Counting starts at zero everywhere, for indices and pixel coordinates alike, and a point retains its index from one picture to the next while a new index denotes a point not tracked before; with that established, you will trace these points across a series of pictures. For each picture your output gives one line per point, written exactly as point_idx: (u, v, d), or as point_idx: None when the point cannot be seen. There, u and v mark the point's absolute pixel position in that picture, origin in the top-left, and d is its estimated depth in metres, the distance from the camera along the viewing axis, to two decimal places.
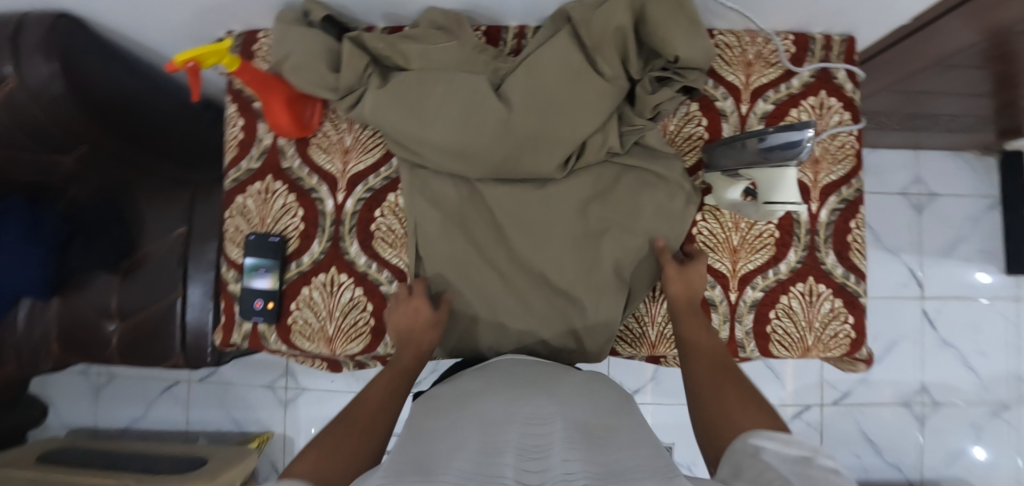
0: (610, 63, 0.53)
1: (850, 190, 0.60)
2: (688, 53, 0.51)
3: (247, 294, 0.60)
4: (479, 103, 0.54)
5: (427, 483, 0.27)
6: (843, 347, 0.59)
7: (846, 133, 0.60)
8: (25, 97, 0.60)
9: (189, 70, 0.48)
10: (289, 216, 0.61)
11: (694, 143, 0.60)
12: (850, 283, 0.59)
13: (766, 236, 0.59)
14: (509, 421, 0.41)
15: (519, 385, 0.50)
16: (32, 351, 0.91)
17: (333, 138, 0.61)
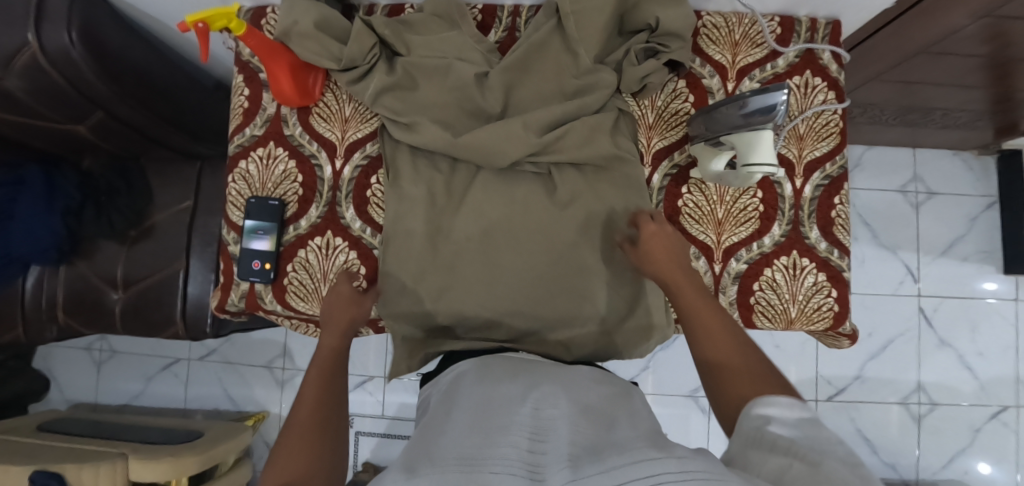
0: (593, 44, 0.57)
1: (834, 167, 0.61)
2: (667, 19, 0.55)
3: (245, 255, 0.62)
4: (469, 108, 0.59)
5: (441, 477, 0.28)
6: (826, 320, 0.60)
7: (830, 112, 0.62)
8: (47, 61, 0.64)
9: (199, 31, 0.50)
10: (289, 181, 0.63)
11: (681, 118, 0.62)
12: (833, 258, 0.60)
13: (749, 209, 0.60)
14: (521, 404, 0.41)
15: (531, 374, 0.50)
16: (37, 318, 0.94)
17: (333, 108, 0.64)
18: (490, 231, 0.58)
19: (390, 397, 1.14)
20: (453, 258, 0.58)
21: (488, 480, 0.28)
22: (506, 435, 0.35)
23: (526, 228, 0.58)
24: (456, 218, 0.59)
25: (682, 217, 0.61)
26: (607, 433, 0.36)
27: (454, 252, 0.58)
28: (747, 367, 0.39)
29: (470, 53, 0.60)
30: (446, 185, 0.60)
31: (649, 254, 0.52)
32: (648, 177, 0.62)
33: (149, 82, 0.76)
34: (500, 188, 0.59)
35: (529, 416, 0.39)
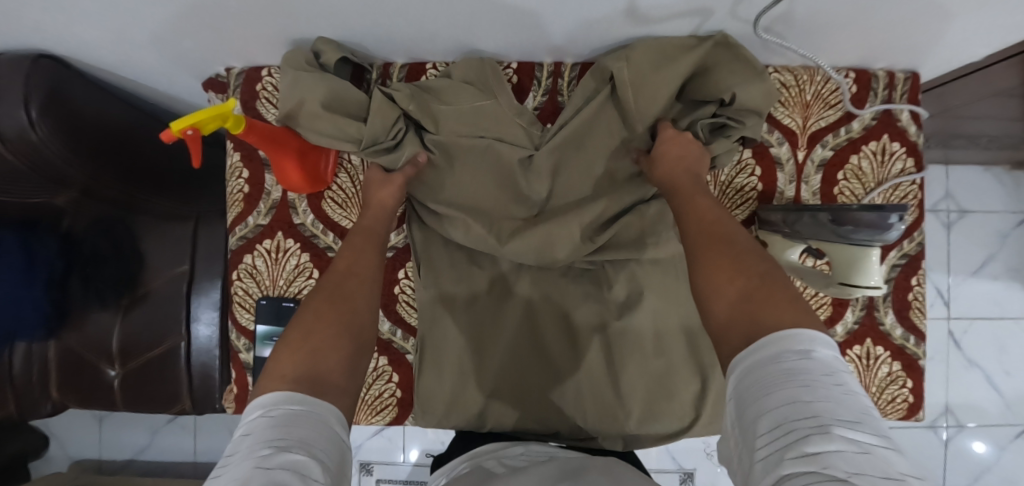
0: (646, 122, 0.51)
1: (912, 245, 0.55)
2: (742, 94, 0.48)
3: (261, 364, 0.56)
4: (507, 189, 0.52)
5: None
6: (900, 412, 0.56)
7: (909, 183, 0.56)
8: (4, 149, 0.55)
9: (189, 140, 0.42)
10: (304, 278, 0.56)
11: (747, 195, 0.56)
12: (910, 345, 0.55)
13: (822, 296, 0.55)
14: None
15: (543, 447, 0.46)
16: (26, 396, 0.86)
17: (349, 192, 0.56)
18: (528, 323, 0.54)
19: (411, 443, 1.10)
20: (487, 352, 0.54)
21: None
22: None
23: (564, 318, 0.54)
24: (488, 305, 0.54)
25: None
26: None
27: (489, 345, 0.54)
28: (739, 256, 0.34)
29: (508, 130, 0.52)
30: (478, 266, 0.55)
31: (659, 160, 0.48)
32: None
33: (130, 148, 0.67)
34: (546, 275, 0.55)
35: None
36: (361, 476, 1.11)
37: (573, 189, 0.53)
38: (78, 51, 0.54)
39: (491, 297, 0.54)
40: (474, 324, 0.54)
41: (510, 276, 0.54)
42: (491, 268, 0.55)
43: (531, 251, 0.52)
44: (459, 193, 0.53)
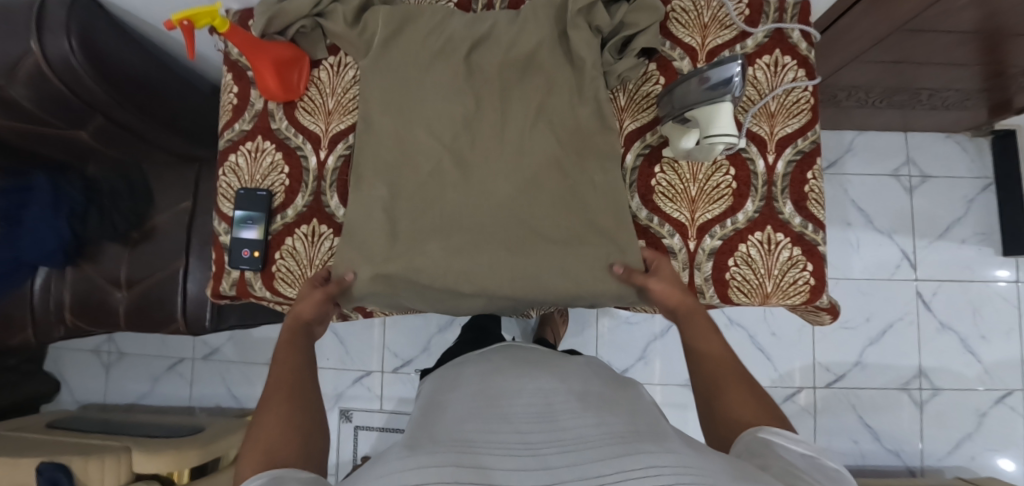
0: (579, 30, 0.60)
1: (806, 142, 0.62)
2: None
3: (235, 244, 0.65)
4: (445, 125, 0.61)
5: (460, 459, 0.29)
6: (803, 294, 0.60)
7: (801, 89, 0.63)
8: (49, 69, 0.68)
9: (184, 28, 0.53)
10: (276, 173, 0.66)
11: (652, 99, 0.63)
12: (808, 232, 0.61)
13: (723, 187, 0.61)
14: (517, 395, 0.44)
15: (533, 366, 0.51)
16: (46, 318, 0.99)
17: (317, 101, 0.67)
18: (459, 224, 0.59)
19: (388, 391, 1.16)
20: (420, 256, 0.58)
21: (485, 459, 0.31)
22: (502, 423, 0.38)
23: (491, 225, 0.59)
24: (426, 228, 0.60)
25: (656, 195, 0.62)
26: (608, 416, 0.39)
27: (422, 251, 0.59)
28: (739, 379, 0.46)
29: (444, 51, 0.62)
30: (413, 195, 0.61)
31: (659, 298, 0.55)
32: (622, 157, 0.63)
33: (146, 87, 0.80)
34: (478, 178, 0.60)
35: (529, 406, 0.42)
36: (340, 423, 1.16)
37: (493, 119, 0.62)
38: None
39: (425, 223, 0.60)
40: (414, 244, 0.59)
41: (445, 203, 0.60)
42: (427, 195, 0.60)
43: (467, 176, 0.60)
44: (404, 129, 0.62)
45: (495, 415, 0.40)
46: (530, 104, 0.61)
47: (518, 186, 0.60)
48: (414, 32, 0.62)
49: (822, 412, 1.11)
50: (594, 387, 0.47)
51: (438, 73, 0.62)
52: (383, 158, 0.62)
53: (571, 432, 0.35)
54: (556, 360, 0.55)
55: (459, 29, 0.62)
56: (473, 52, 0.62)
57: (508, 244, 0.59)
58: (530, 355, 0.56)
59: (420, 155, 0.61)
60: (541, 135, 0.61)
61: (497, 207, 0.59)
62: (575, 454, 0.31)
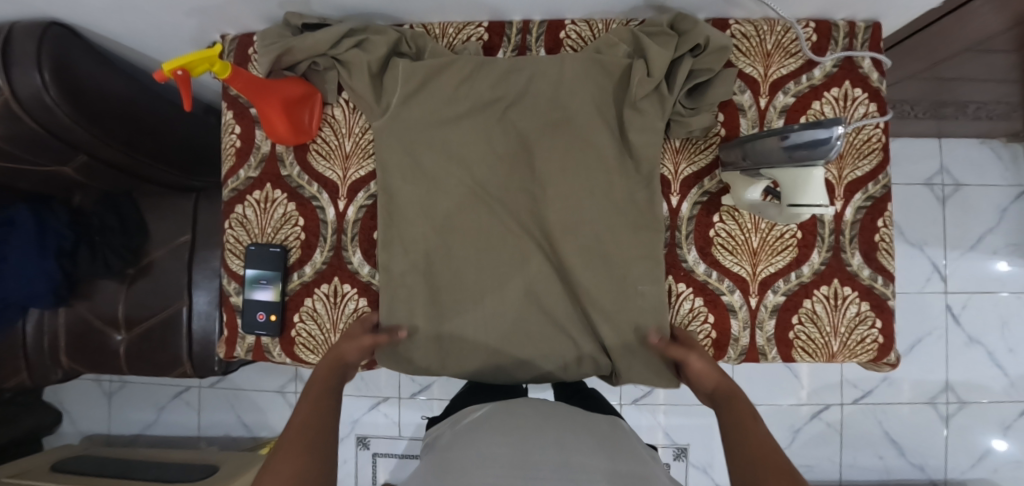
0: (639, 70, 0.52)
1: (878, 187, 0.57)
2: (715, 39, 0.52)
3: (250, 307, 0.59)
4: (476, 188, 0.57)
5: None
6: (870, 352, 0.56)
7: (872, 126, 0.57)
8: (20, 108, 0.59)
9: (178, 78, 0.46)
10: (290, 226, 0.59)
11: (711, 140, 0.57)
12: (877, 285, 0.56)
13: (788, 237, 0.56)
14: None
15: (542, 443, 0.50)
16: (41, 361, 0.92)
17: (333, 144, 0.59)
18: (495, 296, 0.57)
19: (407, 417, 1.12)
20: (457, 328, 0.57)
21: None
22: None
23: (528, 295, 0.57)
24: (464, 306, 0.57)
25: (715, 247, 0.56)
26: None
27: (459, 323, 0.57)
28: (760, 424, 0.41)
29: (473, 106, 0.57)
30: (446, 272, 0.57)
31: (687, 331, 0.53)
32: (676, 205, 0.57)
33: (134, 118, 0.71)
34: (512, 246, 0.57)
35: None
36: (357, 450, 1.13)
37: (528, 180, 0.57)
38: (87, 20, 0.60)
39: (462, 302, 0.57)
40: (453, 324, 0.57)
41: (481, 279, 0.57)
42: (462, 271, 0.57)
43: (502, 250, 0.57)
44: (432, 200, 0.57)
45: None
46: (569, 161, 0.56)
47: (555, 255, 0.57)
48: (438, 90, 0.56)
49: (849, 428, 1.09)
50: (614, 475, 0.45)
51: (467, 138, 0.57)
52: (413, 233, 0.57)
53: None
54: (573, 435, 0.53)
55: (490, 81, 0.56)
56: (505, 107, 0.57)
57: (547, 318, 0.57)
58: (533, 421, 0.55)
59: (448, 221, 0.57)
60: (581, 198, 0.56)
61: (535, 278, 0.57)
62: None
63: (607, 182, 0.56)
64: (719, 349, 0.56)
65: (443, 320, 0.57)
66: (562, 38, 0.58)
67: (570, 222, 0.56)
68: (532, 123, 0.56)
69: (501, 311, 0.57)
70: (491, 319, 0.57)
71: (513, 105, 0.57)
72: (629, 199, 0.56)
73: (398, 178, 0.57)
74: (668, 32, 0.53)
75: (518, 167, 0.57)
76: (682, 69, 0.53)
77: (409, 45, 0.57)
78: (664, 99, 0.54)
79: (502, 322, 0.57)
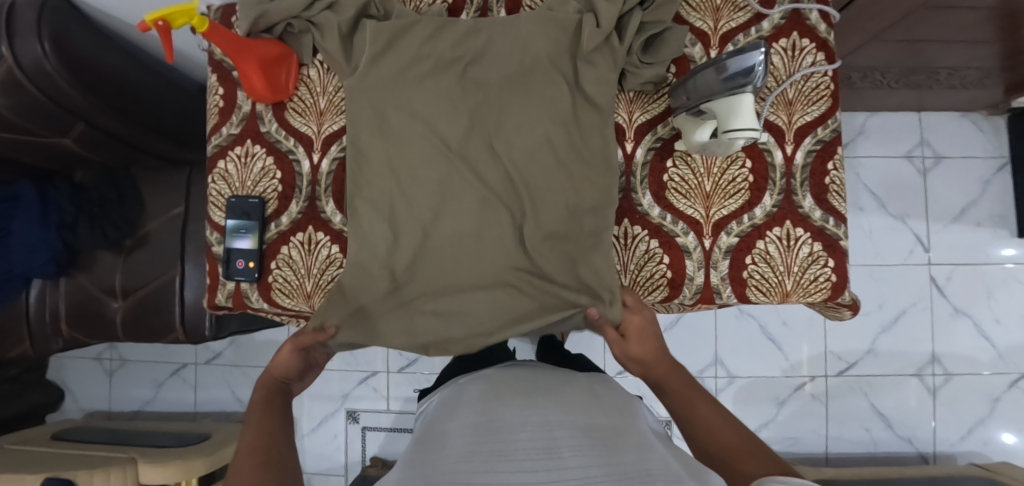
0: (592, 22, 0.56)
1: (827, 131, 0.59)
2: None
3: (230, 255, 0.62)
4: (437, 142, 0.60)
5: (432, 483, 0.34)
6: (824, 291, 0.58)
7: (820, 74, 0.59)
8: (23, 75, 0.64)
9: (160, 30, 0.49)
10: (268, 179, 0.63)
11: (663, 89, 0.59)
12: (829, 226, 0.58)
13: (739, 181, 0.58)
14: (518, 395, 0.50)
15: (530, 391, 0.51)
16: (44, 331, 0.97)
17: (308, 101, 0.63)
18: (454, 243, 0.59)
19: (395, 391, 1.14)
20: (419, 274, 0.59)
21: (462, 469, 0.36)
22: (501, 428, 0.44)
23: (486, 243, 0.59)
24: (425, 255, 0.59)
25: (669, 191, 0.58)
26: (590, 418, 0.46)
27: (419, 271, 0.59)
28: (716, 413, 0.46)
29: (435, 65, 0.60)
30: (408, 222, 0.59)
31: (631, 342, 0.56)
32: (631, 152, 0.59)
33: (128, 89, 0.76)
34: (471, 195, 0.59)
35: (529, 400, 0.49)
36: (347, 424, 1.15)
37: (487, 133, 0.59)
38: None
39: (424, 251, 0.59)
40: (414, 270, 0.59)
41: (443, 229, 0.59)
42: (423, 221, 0.59)
43: (462, 201, 0.59)
44: (396, 152, 0.60)
45: (496, 451, 0.39)
46: (524, 114, 0.59)
47: (512, 204, 0.59)
48: (403, 49, 0.60)
49: (834, 400, 1.10)
50: (597, 415, 0.47)
51: (432, 95, 0.60)
52: (377, 183, 0.60)
53: (573, 472, 0.36)
54: (558, 385, 0.54)
55: (452, 40, 0.59)
56: (465, 65, 0.60)
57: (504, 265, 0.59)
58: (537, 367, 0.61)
59: (410, 172, 0.60)
60: (537, 149, 0.58)
61: (492, 226, 0.59)
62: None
63: (564, 130, 0.58)
64: (675, 288, 0.58)
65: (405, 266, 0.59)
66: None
67: (529, 170, 0.58)
68: (494, 78, 0.59)
69: (459, 258, 0.59)
70: (450, 265, 0.59)
71: (472, 63, 0.60)
72: (585, 146, 0.58)
73: (363, 132, 0.60)
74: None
75: (480, 121, 0.60)
76: (633, 20, 0.56)
77: (378, 8, 0.61)
78: (615, 50, 0.56)
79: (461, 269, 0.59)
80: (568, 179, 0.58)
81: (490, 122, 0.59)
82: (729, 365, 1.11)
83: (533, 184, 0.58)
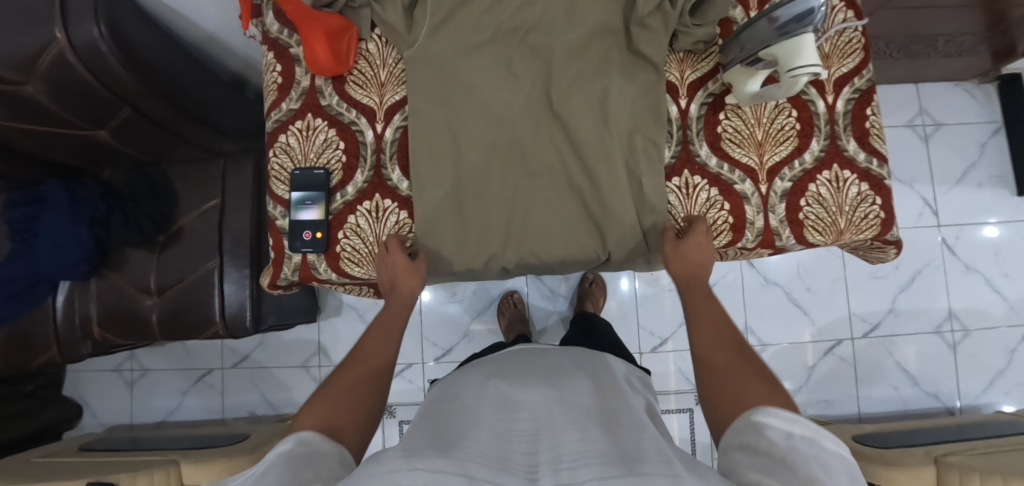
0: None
1: (862, 81, 0.63)
2: None
3: (296, 226, 0.62)
4: (496, 109, 0.61)
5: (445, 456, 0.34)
6: (874, 228, 0.61)
7: (852, 29, 0.64)
8: (75, 57, 0.65)
9: None
10: (332, 150, 0.64)
11: (711, 49, 0.63)
12: (873, 167, 0.62)
13: (788, 129, 0.62)
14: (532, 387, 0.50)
15: (527, 379, 0.53)
16: (71, 335, 0.95)
17: (368, 73, 0.64)
18: (518, 205, 0.61)
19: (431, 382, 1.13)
20: (483, 235, 0.61)
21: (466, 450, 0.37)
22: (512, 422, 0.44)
23: (548, 202, 0.61)
24: (489, 217, 0.61)
25: (724, 142, 0.62)
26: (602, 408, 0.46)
27: (483, 233, 0.61)
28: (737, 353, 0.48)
29: (492, 34, 0.61)
30: (466, 187, 0.61)
31: None
32: (685, 107, 0.63)
33: (173, 77, 0.76)
34: (533, 157, 0.61)
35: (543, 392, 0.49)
36: (383, 419, 1.13)
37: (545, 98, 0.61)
38: None
39: (483, 214, 0.61)
40: (473, 233, 0.61)
41: (505, 192, 0.61)
42: (486, 185, 0.61)
43: (523, 164, 0.61)
44: (453, 119, 0.61)
45: (502, 440, 0.40)
46: (581, 78, 0.61)
47: (572, 163, 0.61)
48: (462, 19, 0.61)
49: (862, 361, 1.13)
50: (604, 399, 0.49)
51: (491, 64, 0.61)
52: (438, 150, 0.61)
53: (569, 451, 0.36)
54: (557, 370, 0.55)
55: (509, 8, 0.61)
56: (521, 33, 0.61)
57: (567, 223, 0.61)
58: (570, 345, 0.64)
59: (471, 138, 0.61)
60: (594, 109, 0.61)
61: (554, 185, 0.61)
62: (575, 474, 0.32)
63: (615, 96, 0.61)
64: (737, 232, 0.61)
65: (470, 228, 0.61)
66: None
67: (585, 131, 0.60)
68: (551, 46, 0.61)
69: (523, 219, 0.61)
70: (514, 226, 0.61)
71: (529, 30, 0.61)
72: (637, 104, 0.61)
73: (424, 102, 0.61)
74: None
75: (536, 89, 0.62)
76: None
77: None
78: (667, 15, 0.59)
79: (525, 228, 0.61)
80: (621, 141, 0.60)
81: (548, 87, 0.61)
82: (760, 334, 1.13)
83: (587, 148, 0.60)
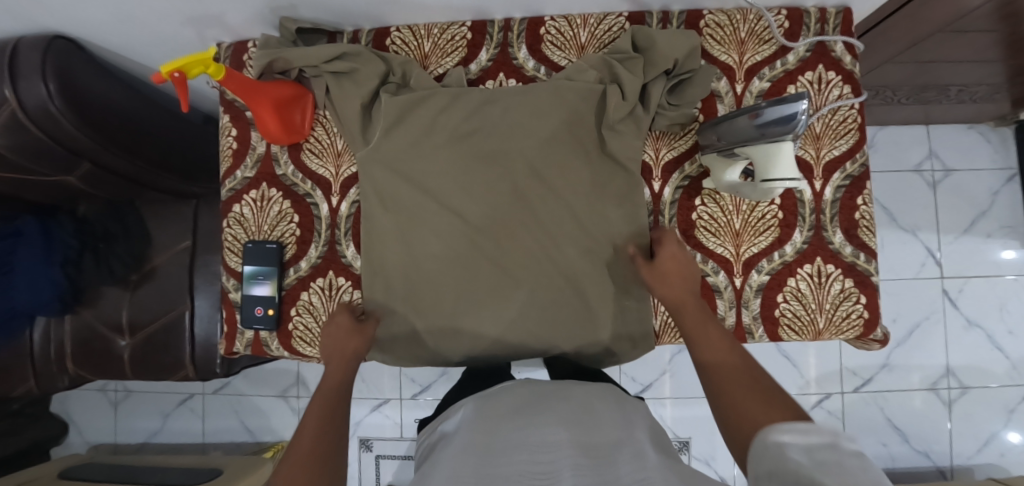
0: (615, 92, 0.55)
1: (855, 166, 0.58)
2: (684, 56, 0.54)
3: (247, 302, 0.60)
4: (453, 213, 0.58)
5: None
6: (856, 328, 0.57)
7: (847, 107, 0.58)
8: (26, 117, 0.62)
9: (176, 81, 0.48)
10: (286, 223, 0.61)
11: (690, 127, 0.58)
12: (860, 262, 0.57)
13: (769, 217, 0.57)
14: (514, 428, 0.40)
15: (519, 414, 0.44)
16: (49, 367, 0.94)
17: (325, 143, 0.61)
18: (478, 312, 0.58)
19: (408, 418, 1.12)
20: (443, 342, 0.58)
21: None
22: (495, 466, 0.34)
23: (511, 308, 0.57)
24: (447, 324, 0.58)
25: (698, 230, 0.58)
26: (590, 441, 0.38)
27: (441, 340, 0.58)
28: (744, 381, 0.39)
29: (447, 135, 0.58)
30: (425, 303, 0.58)
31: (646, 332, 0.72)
32: (659, 191, 0.58)
33: (133, 127, 0.74)
34: (493, 262, 0.57)
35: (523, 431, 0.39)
36: (360, 452, 1.13)
37: (505, 198, 0.57)
38: (87, 32, 0.63)
39: (449, 331, 0.58)
40: (435, 350, 0.59)
41: (465, 300, 0.58)
42: (443, 292, 0.58)
43: (481, 271, 0.58)
44: (416, 225, 0.58)
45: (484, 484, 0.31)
46: (543, 176, 0.57)
47: (535, 265, 0.57)
48: (416, 121, 0.58)
49: (850, 416, 1.09)
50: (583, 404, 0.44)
51: (457, 168, 0.57)
52: (391, 257, 0.59)
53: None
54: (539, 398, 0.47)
55: (465, 108, 0.57)
56: (480, 132, 0.58)
57: (533, 331, 0.57)
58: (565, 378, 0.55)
59: (427, 243, 0.58)
60: (558, 208, 0.57)
61: (518, 290, 0.57)
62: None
63: (581, 209, 0.57)
64: None
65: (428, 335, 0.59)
66: (543, 34, 0.60)
67: (547, 233, 0.57)
68: (517, 152, 0.57)
69: (482, 326, 0.58)
70: (473, 334, 0.58)
71: (488, 129, 0.57)
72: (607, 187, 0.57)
73: (378, 205, 0.58)
74: (636, 55, 0.55)
75: (498, 200, 0.57)
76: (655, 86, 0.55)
77: (396, 72, 0.59)
78: (636, 115, 0.56)
79: (486, 335, 0.58)
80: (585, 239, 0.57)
81: (507, 187, 0.57)
82: None
83: (558, 264, 0.57)
